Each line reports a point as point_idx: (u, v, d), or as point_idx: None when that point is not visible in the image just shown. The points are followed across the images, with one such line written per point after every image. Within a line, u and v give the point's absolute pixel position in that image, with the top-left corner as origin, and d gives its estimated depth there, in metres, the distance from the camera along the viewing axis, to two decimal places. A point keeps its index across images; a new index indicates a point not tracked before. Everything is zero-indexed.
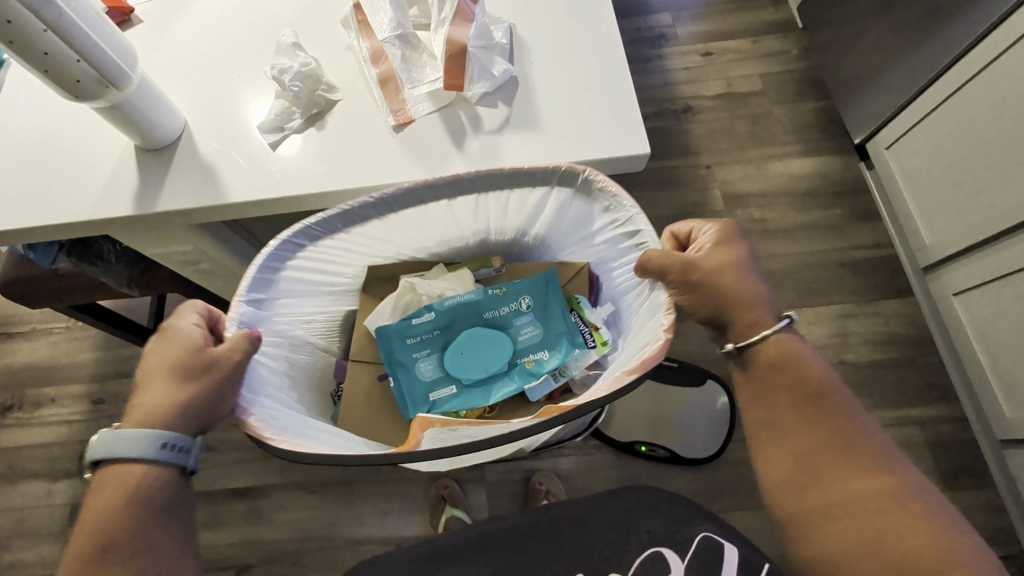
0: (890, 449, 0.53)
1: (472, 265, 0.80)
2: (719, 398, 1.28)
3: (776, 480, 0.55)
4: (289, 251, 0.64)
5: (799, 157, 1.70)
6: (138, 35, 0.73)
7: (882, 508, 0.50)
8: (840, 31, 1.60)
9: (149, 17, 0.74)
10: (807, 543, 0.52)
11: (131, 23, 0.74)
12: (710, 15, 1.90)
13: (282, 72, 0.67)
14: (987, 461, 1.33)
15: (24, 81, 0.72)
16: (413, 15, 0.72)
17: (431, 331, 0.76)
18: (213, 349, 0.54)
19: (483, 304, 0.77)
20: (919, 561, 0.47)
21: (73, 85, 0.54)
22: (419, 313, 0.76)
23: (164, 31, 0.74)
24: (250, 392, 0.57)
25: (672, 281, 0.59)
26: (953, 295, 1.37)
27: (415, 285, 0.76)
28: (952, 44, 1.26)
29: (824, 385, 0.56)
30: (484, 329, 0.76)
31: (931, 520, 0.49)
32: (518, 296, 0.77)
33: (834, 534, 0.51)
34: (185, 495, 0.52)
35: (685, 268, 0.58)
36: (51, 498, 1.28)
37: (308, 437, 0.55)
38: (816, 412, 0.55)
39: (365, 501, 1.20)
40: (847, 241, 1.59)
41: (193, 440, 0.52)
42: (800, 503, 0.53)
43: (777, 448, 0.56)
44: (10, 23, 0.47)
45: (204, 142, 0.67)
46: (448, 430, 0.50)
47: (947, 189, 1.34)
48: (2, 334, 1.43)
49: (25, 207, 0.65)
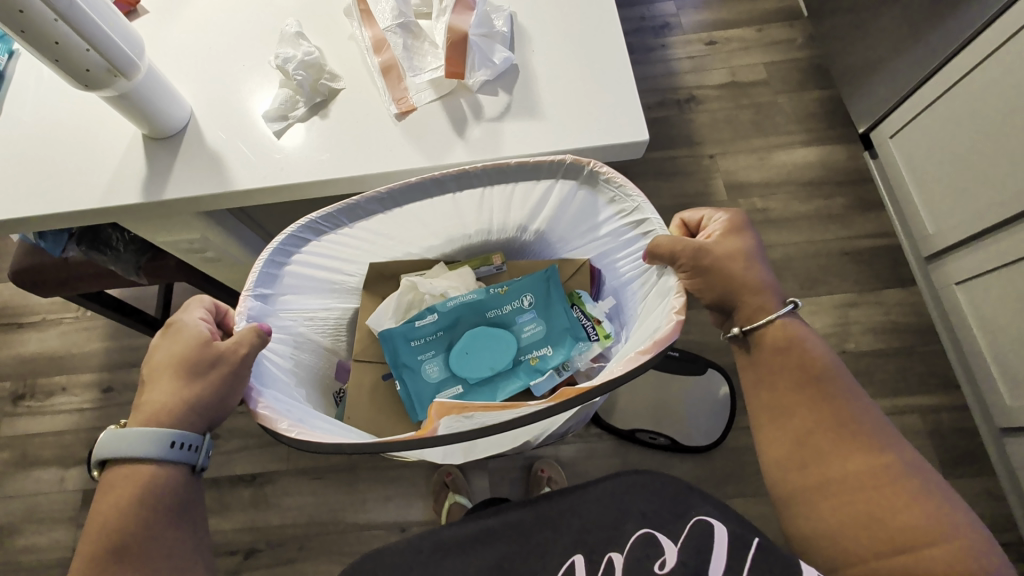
0: (890, 430, 0.54)
1: (472, 263, 0.81)
2: (719, 387, 1.29)
3: (775, 459, 0.56)
4: (294, 246, 0.65)
5: (803, 147, 1.69)
6: (143, 26, 0.74)
7: (876, 484, 0.51)
8: (846, 19, 1.59)
9: (154, 8, 0.75)
10: (805, 518, 0.53)
11: (137, 14, 0.75)
12: (714, 4, 1.89)
13: (286, 61, 0.68)
14: (987, 449, 1.34)
15: (33, 72, 0.73)
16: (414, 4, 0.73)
17: (436, 333, 0.77)
18: (219, 343, 0.55)
19: (486, 303, 0.78)
20: (913, 535, 0.48)
21: (82, 75, 0.55)
22: (421, 314, 0.77)
23: (170, 21, 0.74)
24: (258, 385, 0.58)
25: (684, 266, 0.59)
26: (955, 284, 1.37)
27: (417, 284, 0.77)
28: (957, 32, 1.25)
29: (826, 368, 0.57)
30: (487, 327, 0.77)
31: (925, 497, 0.49)
32: (520, 294, 0.78)
33: (830, 509, 0.52)
34: (194, 493, 0.53)
35: (696, 253, 0.58)
36: (63, 484, 1.31)
37: (315, 427, 0.56)
38: (817, 393, 0.56)
39: (370, 488, 1.22)
40: (850, 231, 1.59)
41: (202, 438, 0.54)
42: (799, 479, 0.54)
43: (778, 428, 0.57)
44: (22, 13, 0.48)
45: (210, 131, 0.68)
46: (465, 418, 0.50)
47: (950, 179, 1.34)
48: (13, 324, 1.46)
49: (36, 195, 0.67)
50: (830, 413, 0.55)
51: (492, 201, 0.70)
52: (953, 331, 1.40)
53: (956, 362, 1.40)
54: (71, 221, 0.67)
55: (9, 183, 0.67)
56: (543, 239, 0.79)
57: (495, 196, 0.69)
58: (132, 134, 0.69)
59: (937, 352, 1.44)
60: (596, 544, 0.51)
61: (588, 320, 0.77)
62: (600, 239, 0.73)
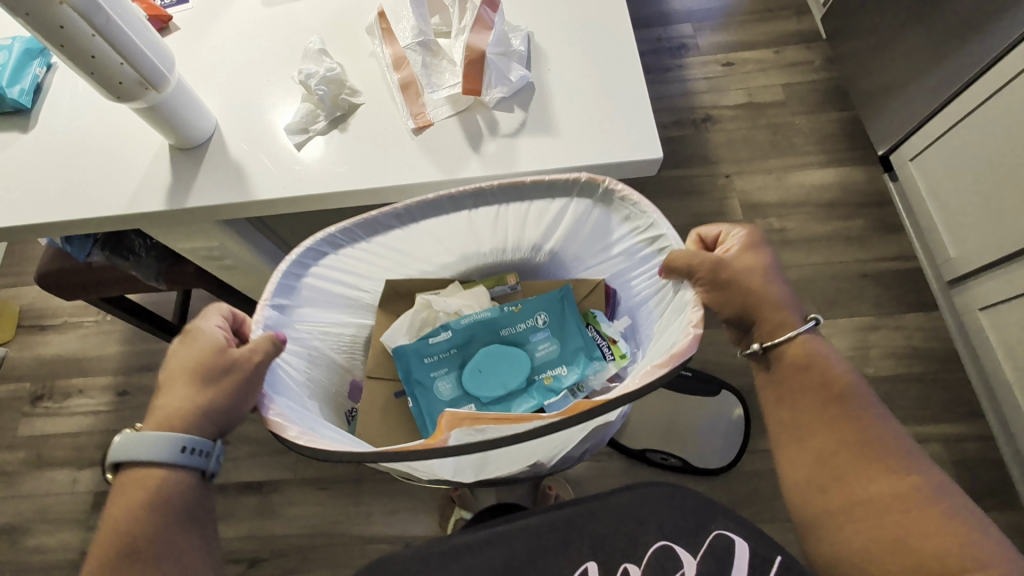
0: (916, 452, 0.52)
1: (487, 282, 0.81)
2: (734, 409, 1.27)
3: (796, 479, 0.55)
4: (312, 259, 0.67)
5: (821, 168, 1.68)
6: (175, 41, 0.77)
7: (902, 508, 0.49)
8: (865, 42, 1.59)
9: (185, 25, 0.78)
10: (827, 543, 0.52)
11: (168, 31, 0.78)
12: (732, 25, 1.90)
13: (309, 77, 0.70)
14: (1015, 482, 1.29)
15: (69, 84, 0.77)
16: (434, 23, 0.75)
17: (449, 350, 0.78)
18: (234, 350, 0.56)
19: (500, 321, 0.78)
20: (942, 562, 0.46)
21: (115, 87, 0.57)
22: (436, 332, 0.77)
23: (200, 38, 0.77)
24: (271, 392, 0.58)
25: (701, 279, 0.58)
26: (978, 310, 1.33)
27: (432, 302, 0.77)
28: (979, 56, 1.24)
29: (848, 386, 0.56)
30: (501, 346, 0.78)
31: (956, 524, 0.47)
32: (534, 313, 0.78)
33: (853, 533, 0.50)
34: (205, 499, 0.54)
35: (715, 266, 0.58)
36: (75, 486, 1.32)
37: (325, 435, 0.55)
38: (840, 412, 0.55)
39: (376, 500, 1.21)
40: (870, 253, 1.56)
41: (213, 443, 0.54)
42: (820, 501, 0.53)
43: (800, 447, 0.56)
44: (62, 29, 0.51)
45: (233, 142, 0.70)
46: (476, 431, 0.49)
47: (972, 203, 1.31)
48: (36, 326, 1.50)
49: (67, 202, 0.69)
50: (852, 433, 0.53)
51: (507, 219, 0.70)
52: (978, 358, 1.36)
53: (982, 390, 1.36)
54: (98, 226, 0.70)
55: (44, 188, 0.70)
56: (561, 258, 0.78)
57: (510, 215, 0.69)
58: (160, 144, 0.71)
59: (961, 379, 1.40)
60: (611, 554, 0.50)
61: (603, 338, 0.76)
62: (615, 259, 0.72)
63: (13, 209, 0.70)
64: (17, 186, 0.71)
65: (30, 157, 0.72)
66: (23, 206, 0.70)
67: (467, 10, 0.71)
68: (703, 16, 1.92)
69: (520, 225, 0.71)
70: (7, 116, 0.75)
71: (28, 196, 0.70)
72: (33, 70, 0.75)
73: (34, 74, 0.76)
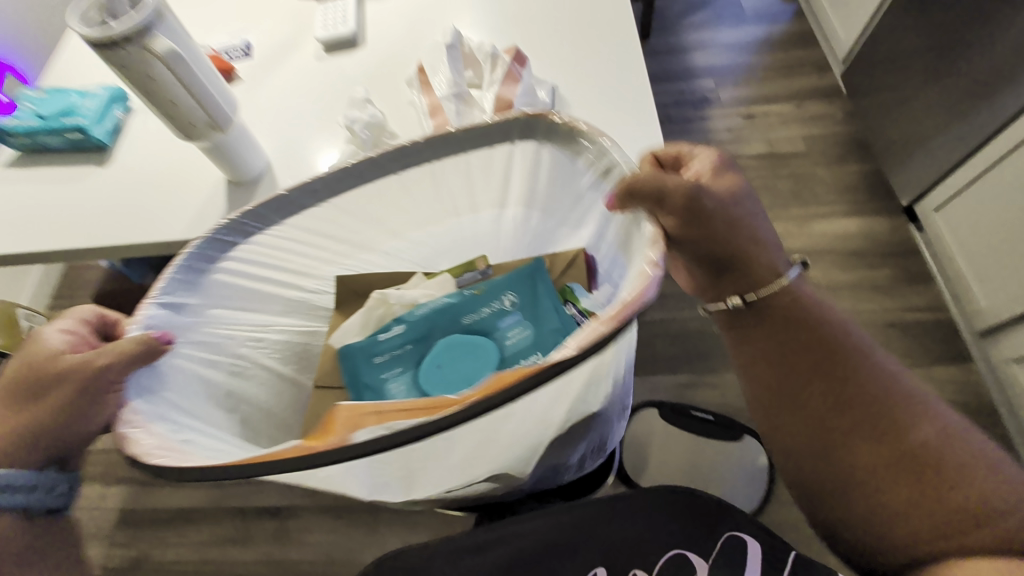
0: (901, 388, 0.57)
1: (454, 269, 0.76)
2: (758, 457, 1.24)
3: (806, 448, 0.57)
4: (217, 250, 0.60)
5: (845, 217, 1.69)
6: (238, 90, 0.87)
7: (909, 456, 0.53)
8: (885, 98, 1.63)
9: (247, 77, 0.88)
10: (851, 506, 0.54)
11: (232, 81, 0.88)
12: (752, 81, 1.98)
13: (352, 121, 0.76)
14: None
15: (144, 125, 0.87)
16: (468, 77, 0.81)
17: (403, 346, 0.70)
18: (60, 361, 0.53)
19: (461, 308, 0.70)
20: (948, 493, 0.51)
21: (187, 128, 0.66)
22: (387, 328, 0.70)
23: (260, 87, 0.87)
24: (142, 398, 0.49)
25: (679, 208, 0.52)
26: (1014, 364, 1.30)
27: (388, 296, 0.71)
28: (997, 113, 1.27)
29: (831, 335, 0.59)
30: (462, 335, 0.69)
31: (955, 454, 0.53)
32: (500, 294, 0.71)
33: (878, 493, 0.53)
34: (42, 531, 0.53)
35: (695, 191, 0.52)
36: (103, 502, 1.35)
37: (195, 448, 0.46)
38: (831, 367, 0.57)
39: (390, 531, 1.21)
40: (897, 304, 1.54)
41: (36, 475, 0.53)
42: (837, 469, 0.55)
43: (803, 411, 0.58)
44: (152, 79, 0.59)
45: (283, 178, 0.78)
46: (381, 430, 0.39)
47: (1001, 255, 1.30)
48: None
49: (131, 227, 0.77)
50: (849, 384, 0.56)
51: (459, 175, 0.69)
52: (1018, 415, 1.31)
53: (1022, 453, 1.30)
54: (157, 250, 0.77)
55: (111, 216, 0.78)
56: (521, 227, 0.75)
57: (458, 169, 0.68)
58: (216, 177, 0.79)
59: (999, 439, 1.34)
60: (617, 559, 0.51)
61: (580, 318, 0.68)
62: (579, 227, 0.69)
63: (83, 233, 0.77)
64: (88, 214, 0.79)
65: (103, 189, 0.81)
66: (93, 231, 0.78)
67: (499, 66, 0.78)
68: (725, 72, 2.01)
69: (468, 178, 0.69)
70: (88, 153, 0.85)
71: (98, 222, 0.78)
72: (114, 115, 0.86)
73: (115, 117, 0.86)
